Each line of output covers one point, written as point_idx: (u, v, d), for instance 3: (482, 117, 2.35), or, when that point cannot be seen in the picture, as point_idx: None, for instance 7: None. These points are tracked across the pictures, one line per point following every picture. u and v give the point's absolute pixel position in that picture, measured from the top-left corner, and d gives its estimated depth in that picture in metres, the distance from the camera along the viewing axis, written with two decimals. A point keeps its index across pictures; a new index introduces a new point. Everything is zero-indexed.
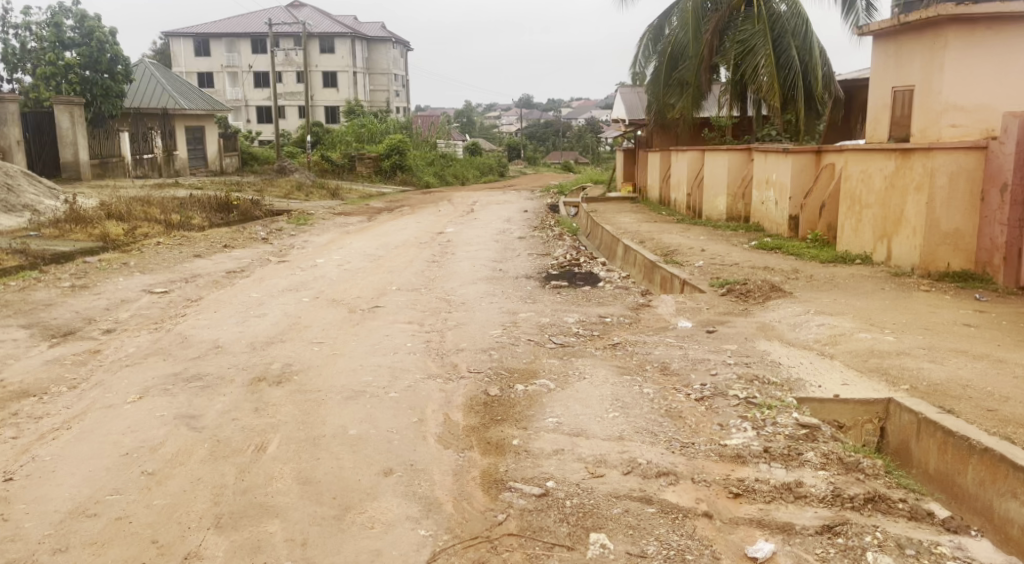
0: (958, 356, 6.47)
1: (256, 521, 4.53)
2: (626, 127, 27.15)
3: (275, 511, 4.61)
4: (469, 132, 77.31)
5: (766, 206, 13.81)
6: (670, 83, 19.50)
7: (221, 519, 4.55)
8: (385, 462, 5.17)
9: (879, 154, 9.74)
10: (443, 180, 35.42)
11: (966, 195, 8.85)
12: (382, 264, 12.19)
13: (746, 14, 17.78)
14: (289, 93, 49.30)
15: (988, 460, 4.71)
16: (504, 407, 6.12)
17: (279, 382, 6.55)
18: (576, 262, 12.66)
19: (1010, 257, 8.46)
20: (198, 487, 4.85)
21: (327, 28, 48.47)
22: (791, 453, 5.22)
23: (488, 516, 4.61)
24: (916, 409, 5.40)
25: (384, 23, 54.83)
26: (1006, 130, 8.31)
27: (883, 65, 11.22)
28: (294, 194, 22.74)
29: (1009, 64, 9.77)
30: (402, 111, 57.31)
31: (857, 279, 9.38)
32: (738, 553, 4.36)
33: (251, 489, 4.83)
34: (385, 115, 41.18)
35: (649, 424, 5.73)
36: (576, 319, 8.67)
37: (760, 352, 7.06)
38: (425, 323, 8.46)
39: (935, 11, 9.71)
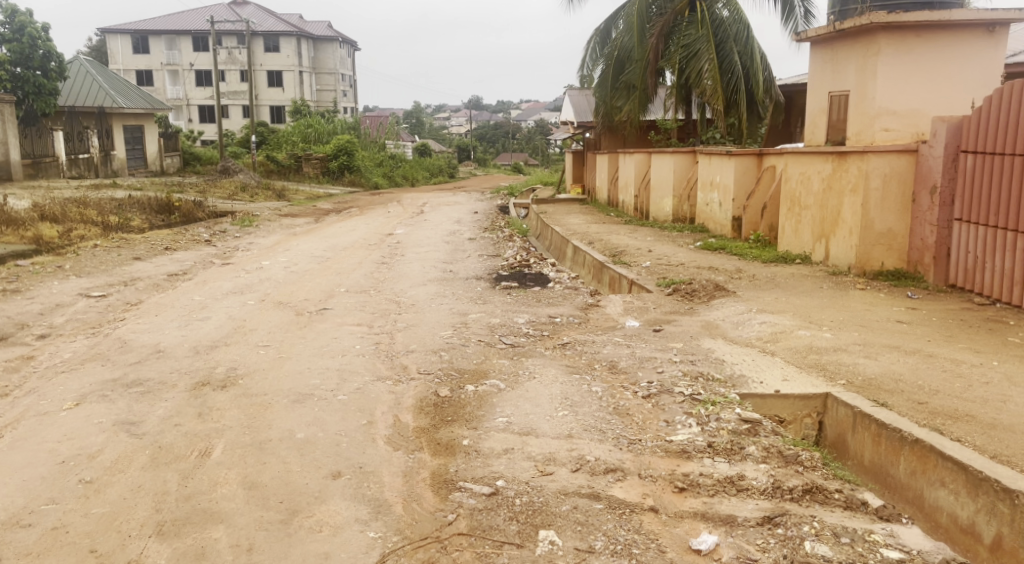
0: (891, 351, 6.70)
1: (199, 528, 4.48)
2: (574, 129, 27.42)
3: (220, 517, 4.58)
4: (417, 133, 77.27)
5: (710, 207, 14.09)
6: (618, 86, 19.76)
7: (163, 526, 4.50)
8: (334, 465, 5.16)
9: (818, 157, 10.07)
10: (392, 180, 35.31)
11: (899, 196, 9.13)
12: (330, 265, 12.15)
13: (690, 19, 18.01)
14: (232, 93, 48.65)
15: (919, 451, 4.88)
16: (454, 407, 6.15)
17: (224, 386, 6.49)
18: (526, 262, 12.76)
19: (939, 255, 8.74)
20: (138, 495, 4.78)
21: (270, 26, 47.77)
22: (734, 447, 5.36)
23: (438, 516, 4.64)
24: (852, 403, 5.59)
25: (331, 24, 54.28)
26: (935, 134, 8.59)
27: (820, 69, 11.51)
28: (238, 195, 22.50)
29: (937, 71, 10.13)
30: (350, 111, 57.12)
31: (797, 278, 9.64)
32: (682, 545, 4.45)
33: (194, 496, 4.78)
34: (332, 115, 40.77)
35: (597, 422, 5.83)
36: (526, 319, 8.77)
37: (705, 350, 7.22)
38: (374, 325, 8.47)
39: (868, 18, 10.00)
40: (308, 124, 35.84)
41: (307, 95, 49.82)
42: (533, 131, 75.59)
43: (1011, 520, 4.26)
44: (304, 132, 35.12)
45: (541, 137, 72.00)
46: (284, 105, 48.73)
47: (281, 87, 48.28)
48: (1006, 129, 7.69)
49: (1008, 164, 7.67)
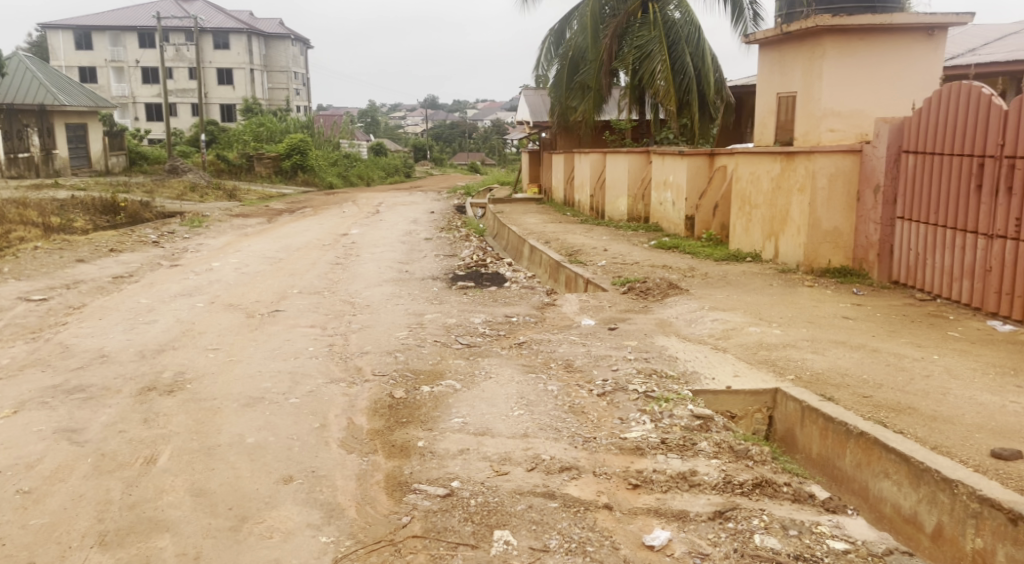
0: (838, 347, 6.86)
1: (143, 537, 4.42)
2: (530, 129, 27.50)
3: (165, 526, 4.51)
4: (372, 132, 76.79)
5: (663, 206, 14.25)
6: (573, 87, 19.88)
7: (106, 536, 4.43)
8: (285, 470, 5.12)
9: (768, 157, 10.26)
10: (347, 180, 35.04)
11: (845, 195, 9.34)
12: (283, 266, 12.02)
13: (643, 20, 18.20)
14: (181, 90, 47.85)
15: (864, 443, 5.00)
16: (409, 409, 6.14)
17: (170, 391, 6.40)
18: (483, 262, 12.77)
19: (884, 252, 8.95)
20: (79, 505, 4.70)
21: (220, 23, 47.09)
22: (687, 443, 5.45)
23: (392, 519, 4.63)
24: (800, 398, 5.71)
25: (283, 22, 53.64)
26: (878, 135, 8.80)
27: (768, 71, 11.71)
28: (186, 195, 22.13)
29: (880, 74, 10.38)
30: (303, 111, 56.68)
31: (748, 276, 9.80)
32: (636, 542, 4.50)
33: (139, 504, 4.71)
34: (286, 114, 40.28)
35: (553, 421, 5.87)
36: (482, 319, 8.78)
37: (659, 347, 7.32)
38: (328, 327, 8.40)
39: (814, 21, 10.20)
40: (260, 123, 35.39)
41: (259, 93, 49.16)
42: (489, 131, 75.63)
43: (950, 510, 4.35)
44: (256, 130, 34.68)
45: (497, 136, 72.09)
46: (235, 103, 48.06)
47: (232, 85, 47.62)
48: (945, 130, 7.91)
49: (947, 163, 7.89)
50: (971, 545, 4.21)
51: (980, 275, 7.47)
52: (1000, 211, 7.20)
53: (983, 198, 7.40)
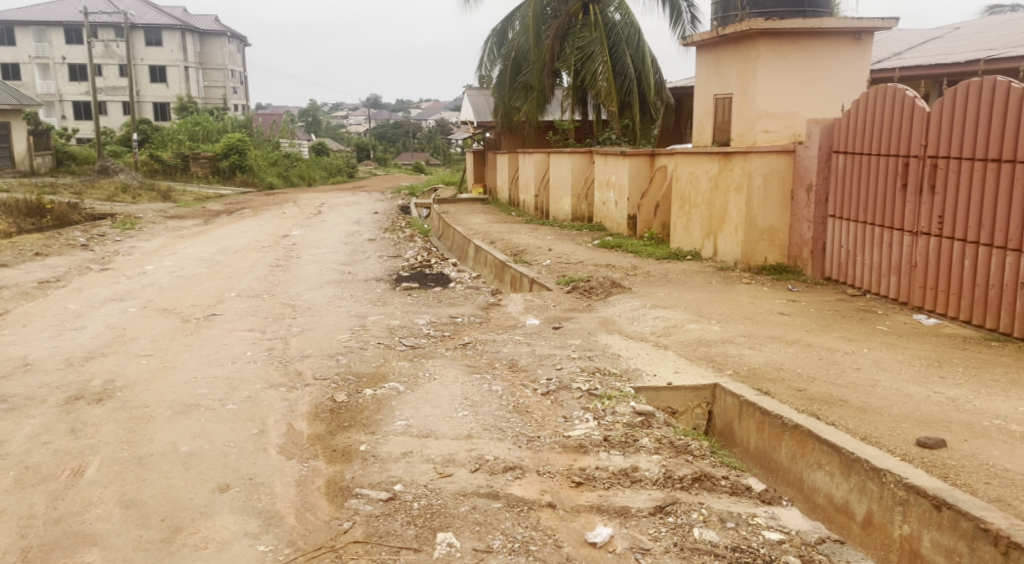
0: (774, 342, 7.02)
1: (70, 552, 4.30)
2: (474, 129, 27.47)
3: (93, 539, 4.40)
4: (314, 131, 75.87)
5: (606, 206, 14.39)
6: (516, 87, 19.94)
7: (30, 552, 4.30)
8: (220, 478, 5.04)
9: (706, 157, 10.45)
10: (288, 180, 34.56)
11: (779, 194, 9.56)
12: (220, 269, 11.81)
13: (584, 22, 18.36)
14: (111, 88, 46.64)
15: (798, 436, 5.13)
16: (351, 412, 6.09)
17: (99, 400, 6.23)
18: (427, 262, 12.73)
19: (817, 250, 9.18)
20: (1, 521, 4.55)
21: (152, 19, 46.02)
22: (629, 439, 5.52)
23: (333, 525, 4.59)
24: (737, 393, 5.83)
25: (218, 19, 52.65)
26: (810, 136, 9.03)
27: (705, 73, 11.91)
28: (118, 196, 21.56)
29: (810, 76, 10.65)
30: (241, 110, 56.12)
31: (688, 274, 9.95)
32: (578, 539, 4.53)
33: (65, 518, 4.59)
34: (223, 114, 39.52)
35: (497, 421, 5.89)
36: (426, 320, 8.76)
37: (602, 345, 7.39)
38: (267, 330, 8.29)
39: (748, 24, 10.41)
40: (195, 122, 34.66)
41: (194, 91, 48.16)
42: (432, 130, 75.36)
43: (878, 498, 4.49)
44: (191, 129, 33.95)
45: (441, 136, 71.95)
46: (169, 101, 47.02)
47: (165, 83, 46.60)
48: (873, 130, 8.14)
49: (874, 163, 8.13)
50: (898, 531, 4.34)
51: (907, 271, 7.70)
52: (924, 209, 7.44)
53: (908, 196, 7.64)
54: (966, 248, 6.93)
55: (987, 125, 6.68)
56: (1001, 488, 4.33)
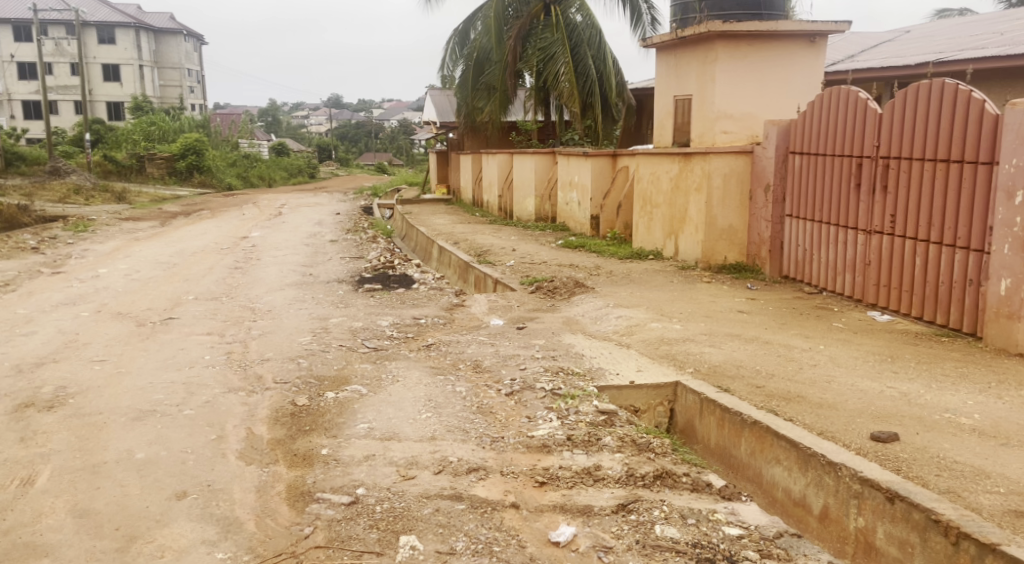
0: (734, 339, 7.10)
1: None
2: (437, 129, 27.40)
3: (45, 551, 4.31)
4: (274, 132, 75.13)
5: (569, 207, 14.45)
6: (479, 87, 19.92)
7: None
8: (177, 485, 4.96)
9: (666, 157, 10.54)
10: (247, 180, 34.16)
11: (738, 194, 9.68)
12: (177, 272, 11.64)
13: (545, 23, 18.42)
14: (62, 87, 45.73)
15: (757, 432, 5.19)
16: (312, 416, 6.03)
17: (51, 407, 6.10)
18: (390, 264, 12.66)
19: (775, 249, 9.30)
20: None
21: (104, 17, 45.20)
22: (592, 438, 5.54)
23: (294, 531, 4.54)
24: (698, 390, 5.89)
25: (174, 17, 51.90)
26: (767, 137, 9.16)
27: (665, 74, 12.00)
28: (70, 198, 21.12)
29: (767, 78, 10.79)
30: (198, 108, 55.39)
31: (650, 273, 10.02)
32: (542, 539, 4.54)
33: (15, 529, 4.49)
34: (179, 113, 38.93)
35: (460, 422, 5.88)
36: (390, 322, 8.71)
37: (566, 345, 7.41)
38: (226, 334, 8.18)
39: (706, 27, 10.52)
40: (150, 121, 34.11)
41: (149, 90, 47.42)
42: (395, 130, 75.00)
43: (834, 491, 4.56)
44: (146, 129, 33.40)
45: (403, 136, 71.66)
46: (123, 100, 46.23)
47: (119, 82, 45.77)
48: (827, 132, 8.28)
49: (829, 163, 8.27)
50: (854, 524, 4.41)
51: (861, 269, 7.84)
52: (877, 208, 7.58)
53: (862, 196, 7.78)
54: (917, 246, 7.07)
55: (935, 126, 6.83)
56: (951, 480, 4.42)
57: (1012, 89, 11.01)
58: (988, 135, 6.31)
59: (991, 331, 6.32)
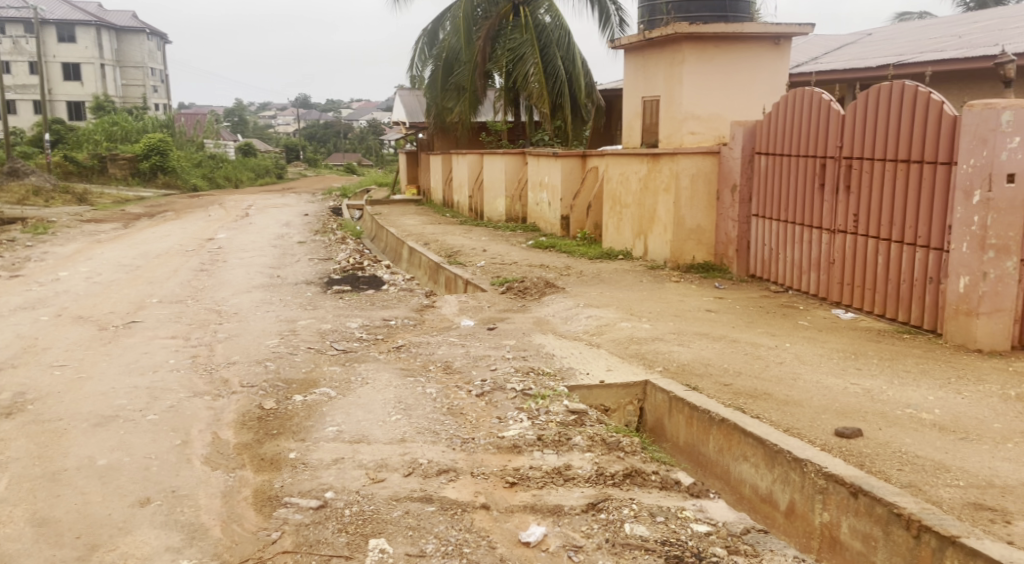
0: (702, 338, 7.15)
1: None
2: (406, 129, 27.29)
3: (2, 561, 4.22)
4: (241, 132, 74.39)
5: (539, 207, 14.46)
6: (448, 88, 19.87)
7: None
8: (141, 491, 4.88)
9: (635, 158, 10.59)
10: (213, 181, 33.80)
11: (705, 193, 9.75)
12: (141, 274, 11.47)
13: (514, 23, 18.42)
14: (20, 86, 44.90)
15: (724, 430, 5.23)
16: (280, 420, 5.97)
17: (9, 414, 5.97)
18: (359, 265, 12.58)
19: (742, 248, 9.38)
20: None
21: (64, 14, 44.43)
22: (562, 438, 5.54)
23: (261, 536, 4.49)
24: (667, 389, 5.92)
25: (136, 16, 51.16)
26: (733, 138, 9.24)
27: (633, 76, 12.06)
28: (30, 200, 20.74)
29: (733, 79, 10.88)
30: (162, 108, 54.69)
31: (620, 273, 10.05)
32: (512, 539, 4.53)
33: None
34: (142, 113, 38.38)
35: (430, 424, 5.85)
36: (359, 324, 8.65)
37: (536, 345, 7.41)
38: (191, 337, 8.07)
39: (673, 28, 10.59)
40: (112, 121, 33.58)
41: (110, 90, 46.73)
42: (364, 130, 74.62)
43: (800, 487, 4.60)
44: (108, 130, 32.87)
45: (372, 136, 71.35)
46: (84, 100, 45.50)
47: (80, 81, 45.03)
48: (792, 133, 8.37)
49: (794, 163, 8.36)
50: (819, 519, 4.46)
51: (826, 267, 7.93)
52: (841, 208, 7.67)
53: (826, 195, 7.88)
54: (880, 244, 7.18)
55: (896, 127, 6.93)
56: (913, 474, 4.48)
57: (969, 90, 11.20)
58: (947, 135, 6.41)
59: (950, 327, 6.43)
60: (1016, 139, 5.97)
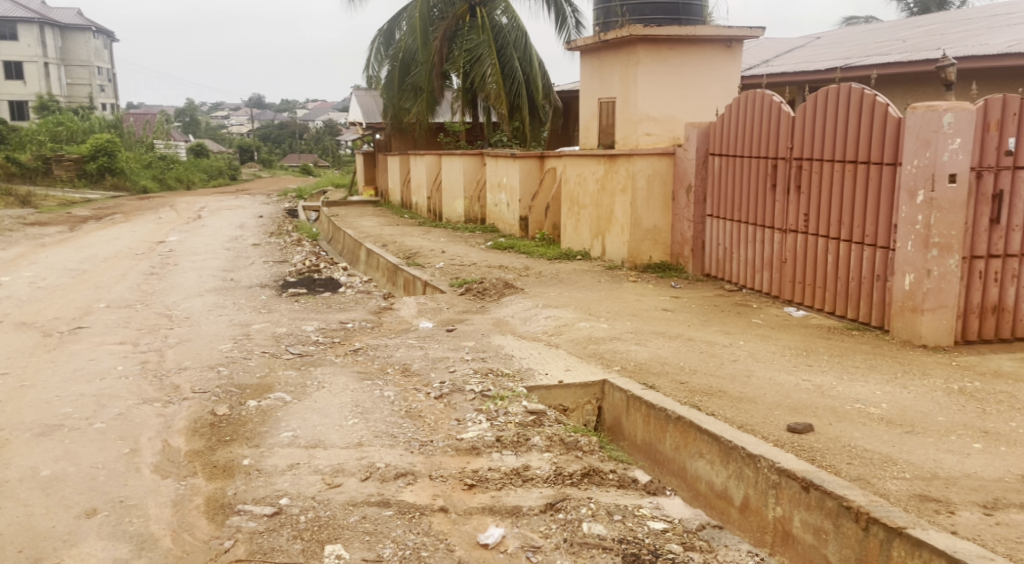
0: (659, 337, 7.19)
1: None
2: (362, 130, 27.09)
3: None
4: (193, 133, 73.24)
5: (498, 208, 14.45)
6: (405, 88, 19.77)
7: None
8: (88, 502, 4.76)
9: (592, 159, 10.65)
10: (164, 183, 33.17)
11: (661, 194, 9.83)
12: (88, 279, 11.20)
13: (471, 24, 18.40)
14: None
15: (681, 427, 5.26)
16: (233, 426, 5.86)
17: None
18: (315, 267, 12.43)
19: (697, 248, 9.47)
20: None
21: (5, 11, 43.27)
22: (520, 439, 5.52)
23: (213, 545, 4.40)
24: (625, 387, 5.94)
25: (81, 14, 50.06)
26: (688, 139, 9.33)
27: (590, 77, 12.10)
28: None
29: (687, 81, 10.98)
30: (109, 108, 53.48)
31: (578, 274, 10.07)
32: (470, 542, 4.49)
33: None
34: (89, 113, 37.53)
35: (388, 427, 5.79)
36: (315, 327, 8.54)
37: (495, 346, 7.38)
38: (140, 343, 7.90)
39: (627, 30, 10.66)
40: (57, 122, 32.73)
41: (55, 89, 45.66)
42: (319, 130, 73.80)
43: (753, 483, 4.65)
44: (53, 130, 32.03)
45: (328, 137, 70.71)
46: (27, 99, 44.38)
47: (22, 81, 43.92)
48: (743, 134, 8.47)
49: (746, 164, 8.45)
50: (772, 514, 4.50)
51: (778, 266, 8.03)
52: (791, 208, 7.78)
53: (777, 196, 7.98)
54: (829, 243, 7.29)
55: (844, 128, 7.05)
56: (862, 467, 4.55)
57: (913, 93, 11.45)
58: (892, 136, 6.54)
59: (897, 324, 6.55)
60: (957, 140, 6.09)
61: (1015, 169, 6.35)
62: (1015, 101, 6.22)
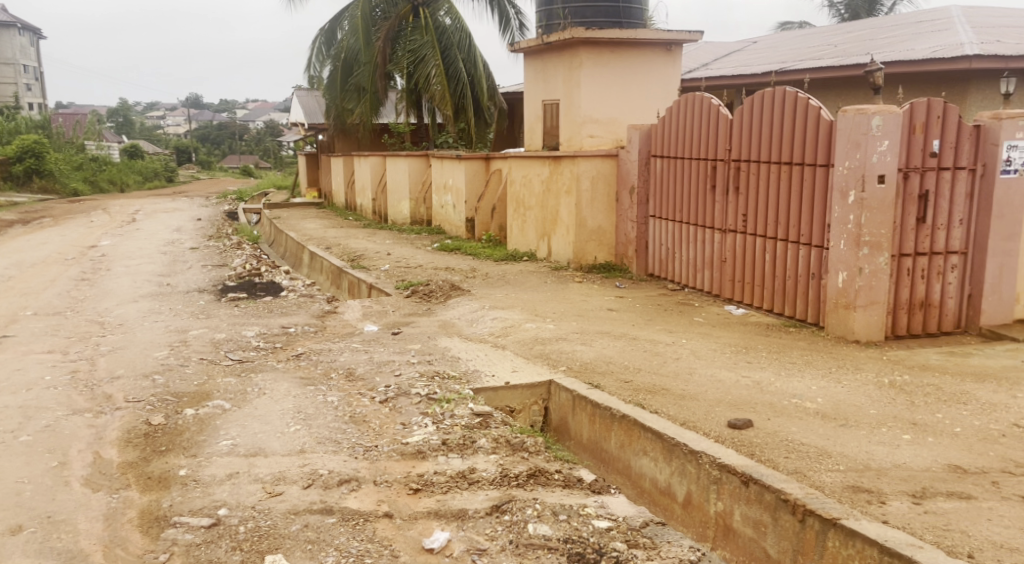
0: (604, 337, 7.22)
1: None
2: (305, 130, 26.73)
3: None
4: (128, 134, 71.43)
5: (444, 210, 14.37)
6: (348, 89, 19.57)
7: None
8: (14, 519, 4.58)
9: (537, 160, 10.67)
10: (95, 185, 32.27)
11: (605, 196, 9.90)
12: (15, 285, 10.82)
13: (415, 25, 18.29)
14: None
15: (626, 426, 5.28)
16: (170, 435, 5.70)
17: None
18: (256, 271, 12.20)
19: (641, 248, 9.54)
20: None
21: None
22: (467, 441, 5.47)
23: (147, 559, 4.27)
24: (570, 387, 5.95)
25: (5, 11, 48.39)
26: (630, 141, 9.40)
27: (534, 79, 12.10)
28: None
29: (629, 84, 11.08)
30: (36, 108, 51.79)
31: (525, 275, 10.06)
32: (416, 547, 4.43)
33: None
34: (15, 113, 36.25)
35: (332, 433, 5.70)
36: (255, 332, 8.37)
37: (442, 349, 7.32)
38: (70, 351, 7.65)
39: (570, 33, 10.68)
40: None
41: None
42: (260, 131, 72.57)
43: (695, 478, 4.69)
44: None
45: (270, 137, 69.54)
46: None
47: None
48: (684, 136, 8.56)
49: (686, 165, 8.55)
50: (714, 508, 4.55)
51: (718, 266, 8.13)
52: (730, 208, 7.89)
53: (716, 196, 8.09)
54: (768, 243, 7.42)
55: (779, 131, 7.17)
56: (799, 461, 4.62)
57: (844, 96, 11.67)
58: (824, 139, 6.68)
59: (831, 320, 6.68)
60: (884, 142, 6.24)
61: (940, 170, 6.53)
62: (939, 105, 6.40)
